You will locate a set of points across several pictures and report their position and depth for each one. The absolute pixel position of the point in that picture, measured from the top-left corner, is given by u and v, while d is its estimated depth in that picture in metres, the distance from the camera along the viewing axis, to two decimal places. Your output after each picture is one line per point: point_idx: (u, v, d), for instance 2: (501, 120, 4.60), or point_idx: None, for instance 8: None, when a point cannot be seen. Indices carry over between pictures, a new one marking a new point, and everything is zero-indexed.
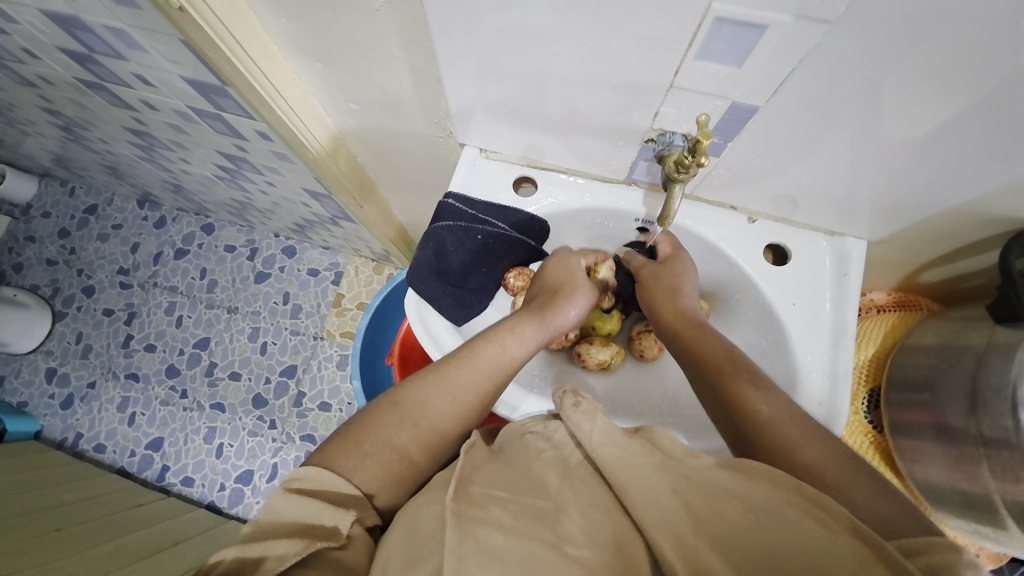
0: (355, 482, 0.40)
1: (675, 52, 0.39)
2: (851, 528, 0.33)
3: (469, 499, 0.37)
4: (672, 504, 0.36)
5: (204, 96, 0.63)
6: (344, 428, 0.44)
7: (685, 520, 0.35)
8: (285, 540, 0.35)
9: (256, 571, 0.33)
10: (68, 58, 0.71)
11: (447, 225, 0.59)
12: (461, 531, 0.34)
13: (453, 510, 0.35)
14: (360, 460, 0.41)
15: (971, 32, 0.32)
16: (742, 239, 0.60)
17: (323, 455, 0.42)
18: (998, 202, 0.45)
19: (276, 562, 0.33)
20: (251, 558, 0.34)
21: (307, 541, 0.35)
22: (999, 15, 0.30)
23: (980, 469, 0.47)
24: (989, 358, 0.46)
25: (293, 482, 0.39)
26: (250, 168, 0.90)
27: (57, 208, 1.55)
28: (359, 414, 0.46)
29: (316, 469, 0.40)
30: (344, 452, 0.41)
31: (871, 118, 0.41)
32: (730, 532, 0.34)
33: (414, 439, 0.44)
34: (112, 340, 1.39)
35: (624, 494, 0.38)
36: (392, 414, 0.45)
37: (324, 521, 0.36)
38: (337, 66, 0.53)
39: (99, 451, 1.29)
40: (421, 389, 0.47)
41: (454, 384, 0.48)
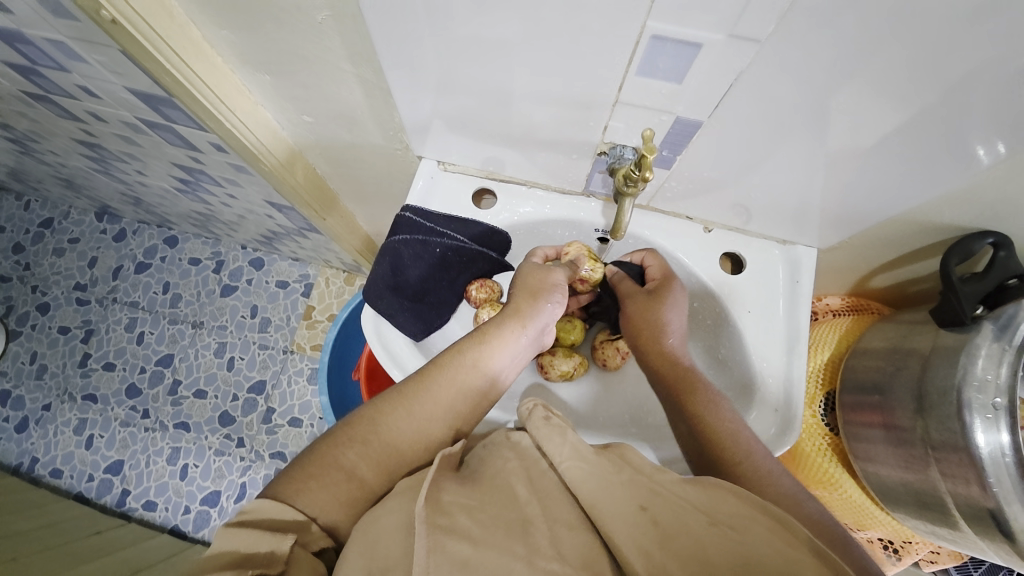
0: (299, 507, 0.38)
1: (617, 68, 0.40)
2: (811, 547, 0.34)
3: (438, 508, 0.35)
4: (636, 519, 0.35)
5: (152, 107, 0.61)
6: (301, 455, 0.43)
7: (652, 537, 0.34)
8: (218, 573, 0.33)
9: None
10: (8, 70, 0.68)
11: (403, 238, 0.58)
12: (432, 542, 0.33)
13: (424, 520, 0.34)
14: (306, 485, 0.40)
15: (902, 48, 0.33)
16: (699, 248, 0.61)
17: (272, 487, 0.40)
18: (937, 209, 0.47)
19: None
20: None
21: (242, 571, 0.33)
22: (920, 26, 0.32)
23: (930, 473, 0.48)
24: (933, 361, 0.47)
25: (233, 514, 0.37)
26: (208, 180, 0.88)
27: (10, 222, 1.48)
28: (318, 441, 0.44)
29: (260, 501, 0.38)
30: (291, 479, 0.40)
31: (813, 130, 0.42)
32: (698, 543, 0.33)
33: (367, 457, 0.43)
34: (68, 359, 1.32)
35: (593, 508, 0.36)
36: (352, 442, 0.43)
37: (261, 548, 0.34)
38: (287, 78, 0.52)
39: (55, 477, 1.22)
40: (378, 408, 0.46)
41: (414, 400, 0.47)
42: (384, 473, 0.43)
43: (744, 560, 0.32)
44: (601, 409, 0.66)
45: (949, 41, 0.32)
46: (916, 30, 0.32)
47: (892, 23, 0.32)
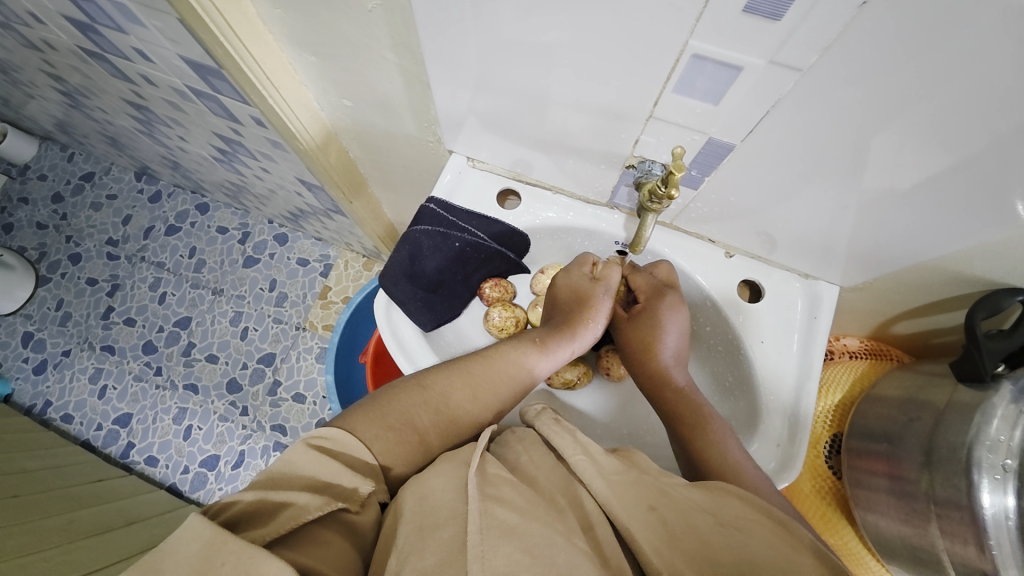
0: (375, 452, 0.40)
1: (655, 84, 0.40)
2: (814, 550, 0.36)
3: (486, 479, 0.38)
4: (643, 518, 0.37)
5: (201, 77, 0.64)
6: (370, 397, 0.45)
7: (660, 535, 0.36)
8: (307, 493, 0.34)
9: (276, 518, 0.33)
10: (69, 26, 0.70)
11: (425, 229, 0.59)
12: (482, 507, 0.35)
13: (476, 487, 0.36)
14: (383, 433, 0.41)
15: (954, 97, 0.32)
16: (719, 273, 0.60)
17: (346, 419, 0.42)
18: (971, 261, 0.45)
19: (299, 511, 0.33)
20: (273, 502, 0.33)
21: (327, 498, 0.35)
22: (970, 73, 0.31)
23: (929, 530, 0.46)
24: (947, 417, 0.46)
25: (314, 438, 0.39)
26: (245, 152, 0.91)
27: (54, 172, 1.54)
28: (384, 389, 0.47)
29: (338, 430, 0.40)
30: (368, 420, 0.42)
31: (853, 167, 0.41)
32: (705, 544, 0.35)
33: (435, 425, 0.45)
34: (92, 310, 1.37)
35: (608, 505, 0.38)
36: (419, 395, 0.46)
37: (341, 481, 0.36)
38: (332, 61, 0.54)
39: (66, 421, 1.27)
40: (446, 380, 0.48)
41: (479, 384, 0.49)
42: (446, 438, 0.45)
43: (748, 560, 0.34)
44: (601, 419, 0.66)
45: (1004, 100, 0.31)
46: (971, 81, 0.31)
47: (949, 69, 0.31)
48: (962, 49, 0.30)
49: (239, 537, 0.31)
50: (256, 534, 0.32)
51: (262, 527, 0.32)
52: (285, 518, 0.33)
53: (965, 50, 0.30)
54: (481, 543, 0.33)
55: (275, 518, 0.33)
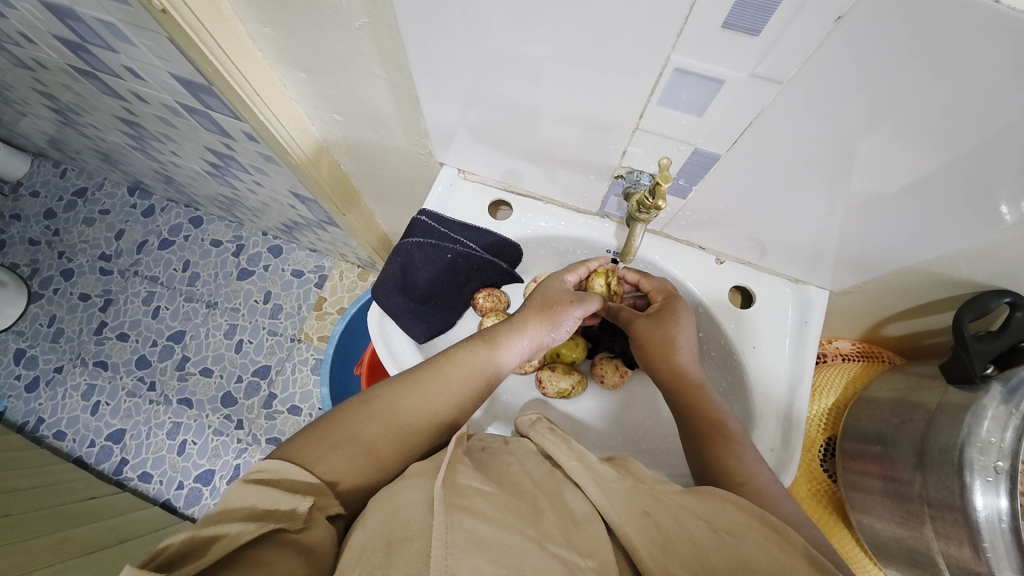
0: (318, 472, 0.39)
1: (640, 96, 0.41)
2: (806, 555, 0.37)
3: (455, 491, 0.37)
4: (639, 523, 0.38)
5: (193, 93, 0.64)
6: (315, 422, 0.45)
7: (654, 539, 0.36)
8: (239, 521, 0.33)
9: (207, 552, 0.32)
10: (60, 46, 0.70)
11: (416, 241, 0.59)
12: (449, 519, 0.34)
13: (442, 498, 0.36)
14: (325, 453, 0.41)
15: (935, 102, 0.33)
16: (710, 279, 0.61)
17: (289, 445, 0.42)
18: (957, 264, 0.46)
19: (230, 540, 0.32)
20: (203, 538, 0.32)
21: (262, 522, 0.34)
22: (944, 81, 0.31)
23: (924, 532, 0.47)
24: (938, 419, 0.46)
25: (253, 472, 0.38)
26: (238, 166, 0.91)
27: (47, 188, 1.53)
28: (330, 412, 0.46)
29: (277, 459, 0.39)
30: (309, 443, 0.41)
31: (837, 172, 0.42)
32: (699, 548, 0.36)
33: (385, 433, 0.44)
34: (85, 326, 1.36)
35: (602, 509, 0.38)
36: (363, 410, 0.45)
37: (280, 505, 0.35)
38: (322, 77, 0.54)
39: (58, 439, 1.25)
40: (391, 390, 0.47)
41: (427, 388, 0.48)
42: (399, 446, 0.44)
43: (740, 563, 0.35)
44: (596, 425, 0.66)
45: (982, 105, 0.32)
46: (946, 89, 0.32)
47: (922, 78, 0.32)
48: (934, 59, 0.30)
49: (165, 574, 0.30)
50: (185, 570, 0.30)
51: (191, 561, 0.31)
52: (216, 549, 0.32)
53: (939, 59, 0.30)
54: (447, 557, 0.32)
55: (206, 551, 0.32)
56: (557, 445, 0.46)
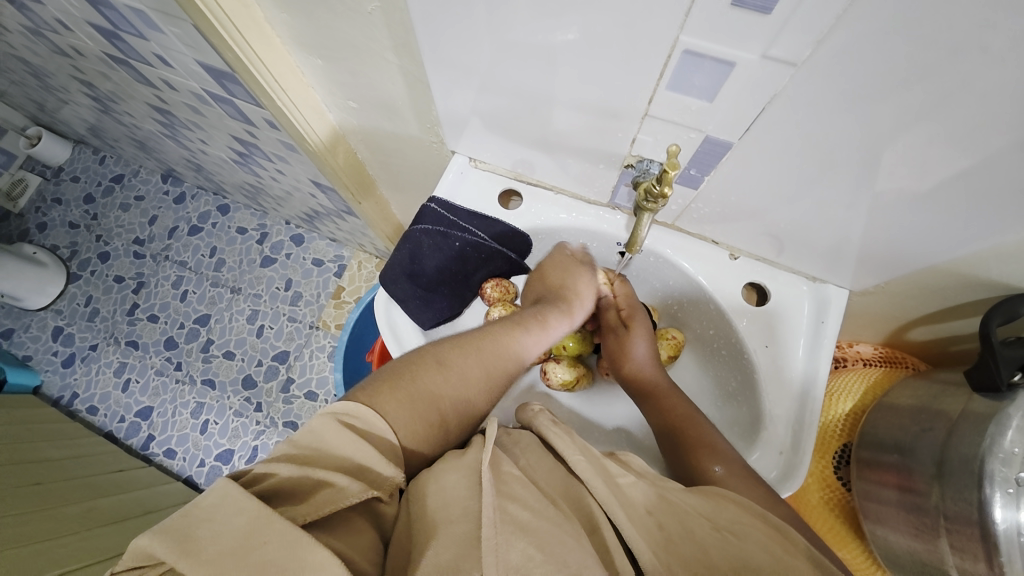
0: (399, 436, 0.40)
1: (649, 80, 0.39)
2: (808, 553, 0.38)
3: (499, 476, 0.38)
4: (643, 522, 0.38)
5: (217, 81, 0.66)
6: (392, 371, 0.45)
7: (656, 539, 0.37)
8: (344, 476, 0.34)
9: (312, 498, 0.33)
10: (95, 33, 0.73)
11: (426, 228, 0.59)
12: (498, 504, 0.35)
13: (491, 482, 0.37)
14: (407, 416, 0.42)
15: (963, 82, 0.31)
16: (723, 275, 0.59)
17: (370, 393, 0.42)
18: (985, 264, 0.44)
19: (336, 495, 0.33)
20: (308, 482, 0.33)
21: (363, 485, 0.35)
22: (972, 60, 0.29)
23: (939, 545, 0.44)
24: (960, 428, 0.44)
25: (345, 415, 0.38)
26: (261, 154, 0.93)
27: (86, 174, 1.61)
28: (402, 363, 0.46)
29: (367, 408, 0.40)
30: (389, 396, 0.42)
31: (858, 163, 0.40)
32: (701, 547, 0.36)
33: (452, 403, 0.45)
34: (118, 306, 1.43)
35: (608, 505, 0.38)
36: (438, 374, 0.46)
37: (375, 466, 0.36)
38: (337, 63, 0.55)
39: (91, 413, 1.32)
40: (463, 357, 0.48)
41: (494, 369, 0.50)
42: (462, 421, 0.46)
43: (742, 561, 0.35)
44: (602, 420, 0.66)
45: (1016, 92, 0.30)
46: (974, 68, 0.30)
47: (946, 58, 0.30)
48: (959, 37, 0.28)
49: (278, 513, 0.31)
50: (292, 512, 0.32)
51: (299, 505, 0.32)
52: (324, 497, 0.33)
53: (965, 37, 0.28)
54: (496, 537, 0.33)
55: (312, 496, 0.33)
56: (563, 436, 0.45)
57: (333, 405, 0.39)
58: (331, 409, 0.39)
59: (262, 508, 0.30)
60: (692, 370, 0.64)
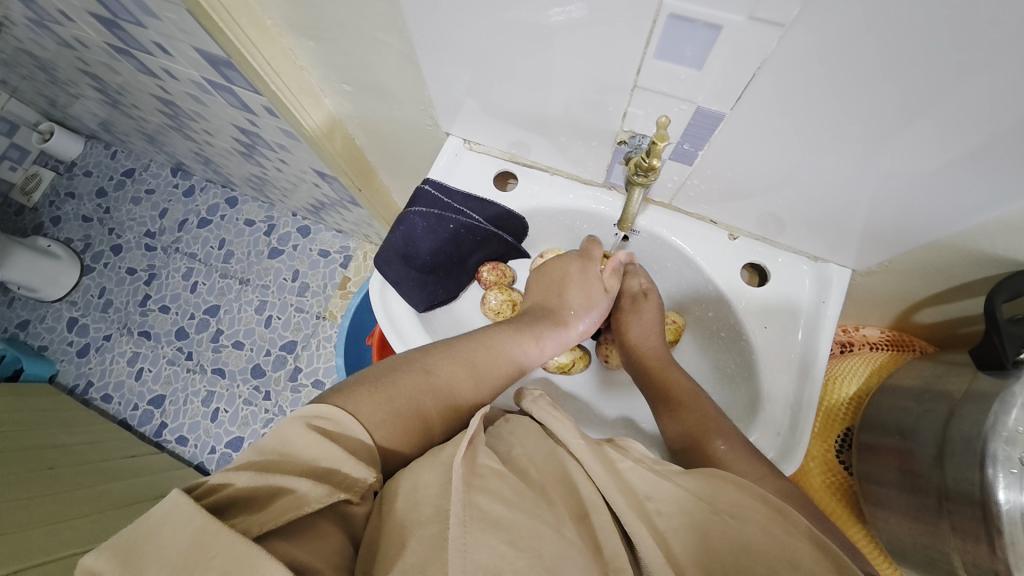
0: (375, 437, 0.40)
1: (637, 49, 0.38)
2: (811, 536, 0.37)
3: (474, 469, 0.37)
4: (638, 510, 0.38)
5: (214, 67, 0.66)
6: (371, 373, 0.45)
7: (651, 527, 0.37)
8: (308, 481, 0.34)
9: (276, 503, 0.32)
10: (96, 22, 0.74)
11: (420, 210, 0.59)
12: (467, 498, 0.35)
13: (462, 476, 0.36)
14: (384, 417, 0.42)
15: (957, 32, 0.29)
16: (722, 256, 0.58)
17: (350, 399, 0.41)
18: (992, 239, 0.42)
19: (299, 501, 0.33)
20: (269, 489, 0.33)
21: (328, 489, 0.34)
22: (965, 15, 0.28)
23: (940, 526, 0.43)
24: (963, 407, 0.42)
25: (316, 419, 0.38)
26: (263, 143, 0.93)
27: (98, 168, 1.64)
28: (376, 368, 0.46)
29: (339, 411, 0.40)
30: (368, 403, 0.42)
31: (859, 134, 0.39)
32: (701, 537, 0.37)
33: (436, 409, 0.46)
34: (131, 297, 1.45)
35: (607, 490, 0.39)
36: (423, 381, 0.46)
37: (342, 469, 0.36)
38: (329, 45, 0.54)
39: (106, 401, 1.35)
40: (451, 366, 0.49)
41: (476, 369, 0.50)
42: (443, 421, 0.46)
43: (743, 546, 0.36)
44: (598, 403, 0.66)
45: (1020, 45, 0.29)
46: (967, 17, 0.28)
47: (935, 9, 0.29)
48: None
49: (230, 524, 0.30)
50: (250, 521, 0.31)
51: (256, 514, 0.32)
52: (283, 505, 0.33)
53: None
54: (465, 535, 0.33)
55: (274, 502, 0.32)
56: (561, 420, 0.46)
57: (304, 411, 0.39)
58: (300, 413, 0.38)
59: (211, 520, 0.29)
60: (691, 353, 0.64)
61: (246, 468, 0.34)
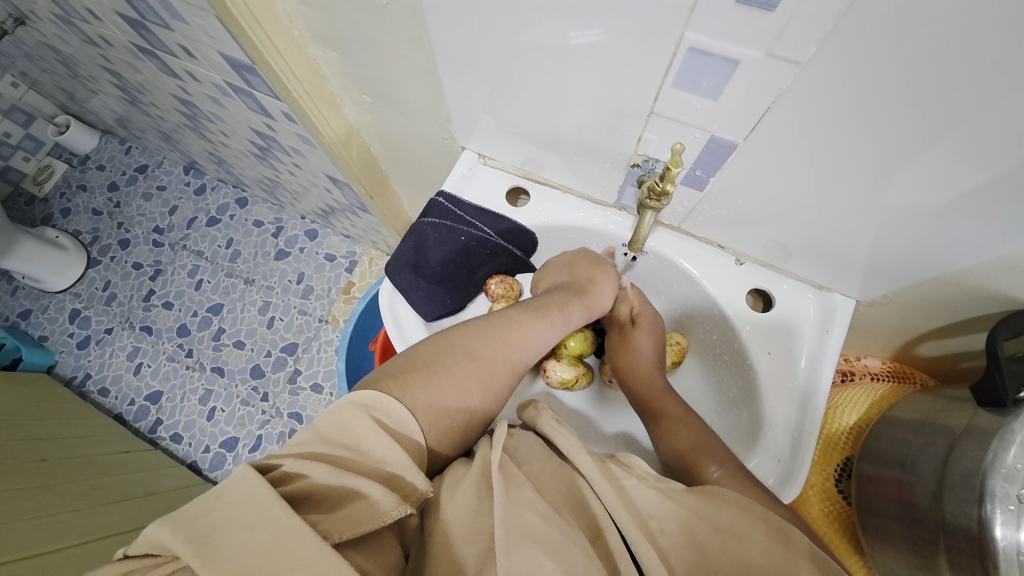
0: (427, 433, 0.41)
1: (653, 77, 0.40)
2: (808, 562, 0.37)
3: (508, 475, 0.40)
4: (639, 527, 0.38)
5: (237, 72, 0.68)
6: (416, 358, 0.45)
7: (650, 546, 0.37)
8: (379, 489, 0.34)
9: (349, 507, 0.33)
10: (124, 24, 0.76)
11: (432, 221, 0.60)
12: (508, 504, 0.37)
13: (501, 483, 0.38)
14: (435, 412, 0.42)
15: (963, 75, 0.30)
16: (727, 280, 0.58)
17: (407, 391, 0.41)
18: (994, 277, 0.43)
19: (371, 509, 0.34)
20: (343, 492, 0.34)
21: (397, 499, 0.35)
22: (971, 60, 0.29)
23: (938, 563, 0.43)
24: (962, 443, 0.42)
25: (379, 413, 0.38)
26: (278, 147, 0.95)
27: (112, 163, 1.66)
28: (421, 357, 0.45)
29: (396, 404, 0.39)
30: (421, 396, 0.41)
31: (868, 168, 0.39)
32: (701, 551, 0.37)
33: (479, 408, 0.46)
34: (135, 292, 1.46)
35: (614, 510, 0.39)
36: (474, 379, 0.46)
37: (406, 477, 0.36)
38: (352, 57, 0.56)
39: (103, 394, 1.36)
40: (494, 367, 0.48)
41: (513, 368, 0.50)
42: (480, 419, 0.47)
43: (741, 564, 0.36)
44: (599, 421, 0.66)
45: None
46: (972, 61, 0.29)
47: (943, 53, 0.30)
48: (957, 32, 0.28)
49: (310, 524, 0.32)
50: (327, 522, 0.32)
51: (334, 516, 0.33)
52: (356, 510, 0.33)
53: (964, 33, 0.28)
54: (507, 539, 0.35)
55: (348, 507, 0.33)
56: (568, 436, 0.45)
57: (363, 400, 0.38)
58: (361, 403, 0.38)
59: (295, 520, 0.31)
60: (693, 375, 0.64)
61: (323, 464, 0.35)
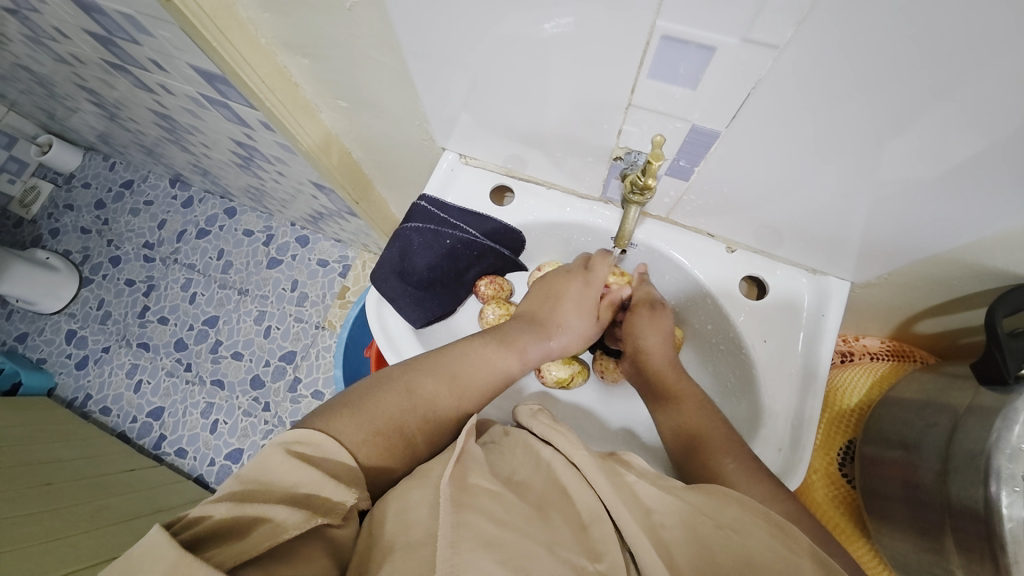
0: (359, 457, 0.40)
1: (630, 67, 0.38)
2: (812, 553, 0.36)
3: (462, 487, 0.37)
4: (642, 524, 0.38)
5: (210, 83, 0.66)
6: (351, 394, 0.46)
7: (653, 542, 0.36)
8: (286, 508, 0.33)
9: (253, 532, 0.31)
10: (92, 40, 0.74)
11: (415, 226, 0.59)
12: (455, 520, 0.34)
13: (450, 495, 0.35)
14: (366, 437, 0.41)
15: (948, 48, 0.29)
16: (720, 269, 0.57)
17: (330, 419, 0.41)
18: (990, 253, 0.42)
19: (276, 529, 0.32)
20: (246, 519, 0.32)
21: (308, 514, 0.33)
22: (956, 31, 0.28)
23: (945, 544, 0.43)
24: (966, 422, 0.42)
25: (295, 444, 0.37)
26: (260, 156, 0.93)
27: (97, 180, 1.64)
28: (354, 389, 0.46)
29: (318, 435, 0.39)
30: (343, 420, 0.42)
31: (855, 148, 0.38)
32: (704, 547, 0.36)
33: (418, 423, 0.46)
34: (129, 309, 1.45)
35: (609, 501, 0.38)
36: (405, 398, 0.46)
37: (322, 492, 0.35)
38: (323, 62, 0.54)
39: (105, 413, 1.35)
40: (431, 378, 0.48)
41: (457, 380, 0.49)
42: (433, 437, 0.46)
43: (746, 560, 0.35)
44: (598, 417, 0.65)
45: (1013, 65, 0.29)
46: (957, 33, 0.28)
47: (924, 26, 0.29)
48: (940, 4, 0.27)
49: (206, 557, 0.29)
50: (228, 550, 0.30)
51: (234, 544, 0.30)
52: (261, 533, 0.31)
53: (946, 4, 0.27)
54: (453, 556, 0.31)
55: (251, 533, 0.31)
56: (565, 436, 0.44)
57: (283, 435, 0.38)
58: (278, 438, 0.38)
59: (184, 555, 0.28)
60: (691, 365, 0.63)
61: (223, 500, 0.33)
